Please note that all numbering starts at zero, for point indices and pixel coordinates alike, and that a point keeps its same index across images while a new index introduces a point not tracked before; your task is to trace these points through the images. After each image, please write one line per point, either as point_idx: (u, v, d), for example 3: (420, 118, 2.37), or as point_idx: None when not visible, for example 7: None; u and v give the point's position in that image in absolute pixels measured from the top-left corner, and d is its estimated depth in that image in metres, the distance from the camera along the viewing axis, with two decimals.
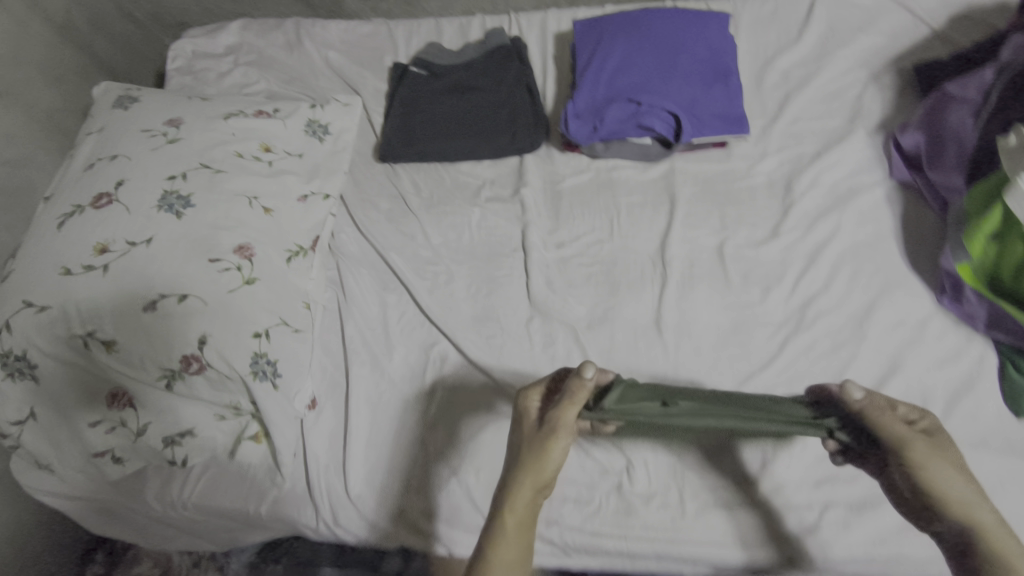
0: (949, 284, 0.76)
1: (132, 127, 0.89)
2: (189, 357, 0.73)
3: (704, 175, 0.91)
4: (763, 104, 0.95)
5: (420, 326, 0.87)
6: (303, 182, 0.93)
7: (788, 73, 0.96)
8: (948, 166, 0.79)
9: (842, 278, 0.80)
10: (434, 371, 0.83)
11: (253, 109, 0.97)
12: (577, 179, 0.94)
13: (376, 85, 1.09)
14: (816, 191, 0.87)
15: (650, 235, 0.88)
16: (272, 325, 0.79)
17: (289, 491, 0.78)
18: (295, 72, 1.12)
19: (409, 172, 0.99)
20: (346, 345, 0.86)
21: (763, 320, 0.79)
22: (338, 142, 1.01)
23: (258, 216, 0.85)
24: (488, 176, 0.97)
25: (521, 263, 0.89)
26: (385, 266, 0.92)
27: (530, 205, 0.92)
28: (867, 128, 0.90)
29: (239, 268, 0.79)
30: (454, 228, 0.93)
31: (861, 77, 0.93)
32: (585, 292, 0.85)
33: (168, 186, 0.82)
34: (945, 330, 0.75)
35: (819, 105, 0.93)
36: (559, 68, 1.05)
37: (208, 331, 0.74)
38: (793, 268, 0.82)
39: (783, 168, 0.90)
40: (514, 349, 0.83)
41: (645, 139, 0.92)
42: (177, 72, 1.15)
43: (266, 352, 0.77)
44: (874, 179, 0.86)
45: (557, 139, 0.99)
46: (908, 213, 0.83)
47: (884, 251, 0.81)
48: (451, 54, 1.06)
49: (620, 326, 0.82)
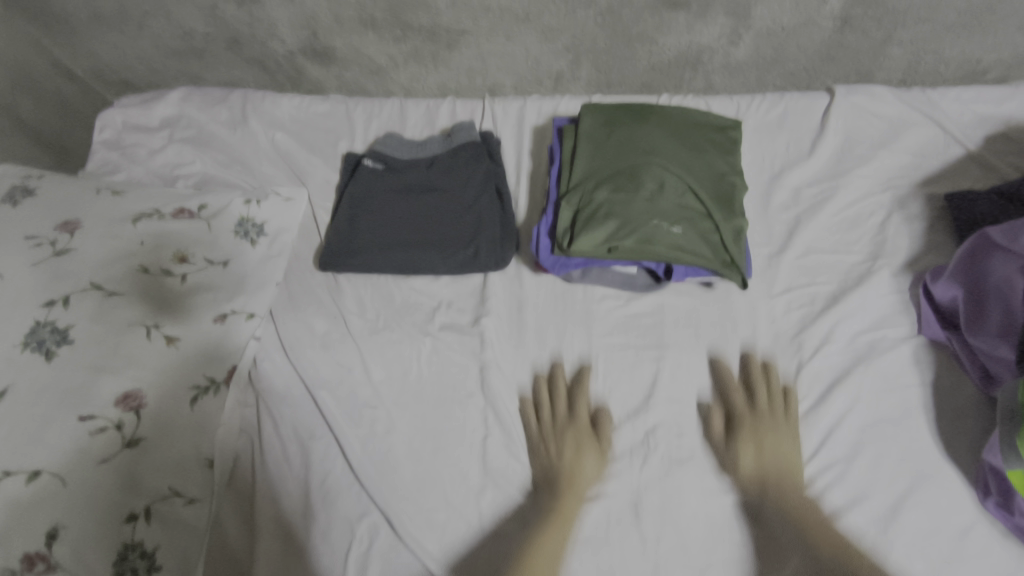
0: (995, 486, 0.61)
1: (14, 234, 0.74)
2: (32, 556, 0.56)
3: (698, 313, 0.76)
4: (769, 230, 0.81)
5: (349, 488, 0.71)
6: (222, 299, 0.78)
7: (798, 192, 0.83)
8: (992, 333, 0.65)
9: (861, 462, 0.66)
10: (360, 555, 0.67)
11: (173, 207, 0.83)
12: (548, 309, 0.79)
13: (326, 175, 0.95)
14: (832, 348, 0.72)
15: (632, 388, 0.73)
16: (156, 499, 0.62)
17: None
18: (237, 153, 0.98)
19: (354, 285, 0.85)
20: (254, 519, 0.69)
21: (765, 513, 0.64)
22: (274, 245, 0.86)
23: (157, 351, 0.70)
24: (446, 297, 0.83)
25: (478, 413, 0.74)
26: (312, 405, 0.76)
27: (490, 339, 0.77)
28: (890, 268, 0.76)
29: (119, 425, 0.64)
30: (400, 360, 0.78)
31: (883, 205, 0.80)
32: (551, 459, 0.69)
33: (42, 314, 0.67)
34: (988, 545, 0.61)
35: (834, 234, 0.79)
36: (535, 167, 0.91)
37: (61, 520, 0.58)
38: (802, 447, 0.67)
39: (793, 315, 0.75)
40: (460, 530, 0.67)
41: (631, 267, 0.77)
42: (102, 145, 1.01)
43: (142, 539, 0.60)
44: (899, 333, 0.72)
45: (527, 255, 0.85)
46: (940, 381, 0.69)
47: (913, 427, 0.67)
48: (412, 147, 0.92)
49: (590, 509, 0.67)
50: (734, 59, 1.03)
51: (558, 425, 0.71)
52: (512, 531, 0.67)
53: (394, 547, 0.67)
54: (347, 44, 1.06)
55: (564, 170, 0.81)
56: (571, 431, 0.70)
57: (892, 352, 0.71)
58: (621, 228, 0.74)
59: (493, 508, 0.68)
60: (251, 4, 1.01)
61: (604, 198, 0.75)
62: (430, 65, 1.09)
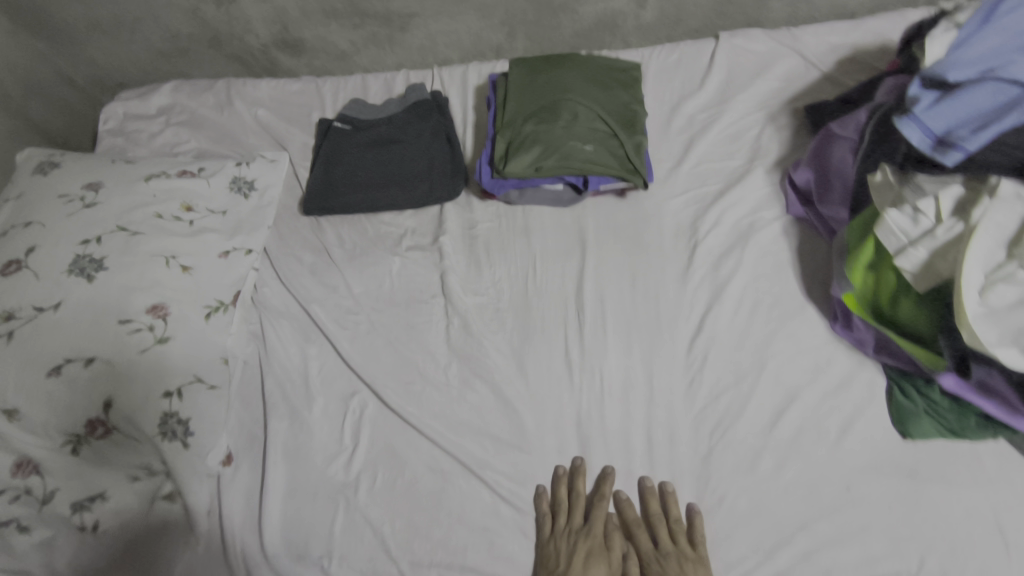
0: (840, 311, 0.79)
1: (48, 194, 0.90)
2: (94, 421, 0.74)
3: (615, 218, 0.94)
4: (670, 147, 0.99)
5: (341, 375, 0.87)
6: (224, 239, 0.94)
7: (692, 117, 1.01)
8: (835, 201, 0.83)
9: (743, 310, 0.83)
10: (354, 421, 0.83)
11: (177, 170, 0.99)
12: (494, 225, 0.97)
13: (304, 141, 1.12)
14: (720, 230, 0.89)
15: (564, 278, 0.89)
16: (185, 383, 0.79)
17: (203, 551, 0.77)
18: (225, 130, 1.15)
19: (333, 224, 1.01)
20: (266, 399, 0.86)
21: (670, 355, 0.81)
22: (263, 198, 1.02)
23: (175, 276, 0.86)
24: (410, 226, 1.00)
25: (441, 308, 0.90)
26: (306, 317, 0.93)
27: (448, 252, 0.94)
28: (766, 166, 0.94)
29: (151, 328, 0.80)
30: (376, 277, 0.95)
31: (758, 120, 0.99)
32: (501, 336, 0.86)
33: (80, 249, 0.82)
34: (836, 358, 0.79)
35: (721, 147, 0.98)
36: (478, 119, 1.09)
37: (112, 394, 0.74)
38: (698, 305, 0.84)
39: (689, 208, 0.93)
40: (432, 397, 0.83)
41: (557, 185, 0.94)
42: (108, 133, 1.17)
43: (177, 411, 0.77)
44: (773, 215, 0.90)
45: (475, 187, 1.02)
46: (803, 246, 0.87)
47: (784, 281, 0.85)
48: (374, 110, 1.10)
49: (530, 368, 0.82)
50: (643, 21, 1.20)
51: (573, 533, 0.71)
52: (474, 391, 0.82)
53: (381, 413, 0.84)
54: (313, 34, 1.23)
55: (499, 112, 0.99)
56: (585, 542, 0.70)
57: (767, 228, 0.88)
58: (545, 151, 0.91)
59: (457, 376, 0.84)
60: (228, 5, 1.17)
61: (531, 130, 0.93)
62: (387, 48, 1.27)
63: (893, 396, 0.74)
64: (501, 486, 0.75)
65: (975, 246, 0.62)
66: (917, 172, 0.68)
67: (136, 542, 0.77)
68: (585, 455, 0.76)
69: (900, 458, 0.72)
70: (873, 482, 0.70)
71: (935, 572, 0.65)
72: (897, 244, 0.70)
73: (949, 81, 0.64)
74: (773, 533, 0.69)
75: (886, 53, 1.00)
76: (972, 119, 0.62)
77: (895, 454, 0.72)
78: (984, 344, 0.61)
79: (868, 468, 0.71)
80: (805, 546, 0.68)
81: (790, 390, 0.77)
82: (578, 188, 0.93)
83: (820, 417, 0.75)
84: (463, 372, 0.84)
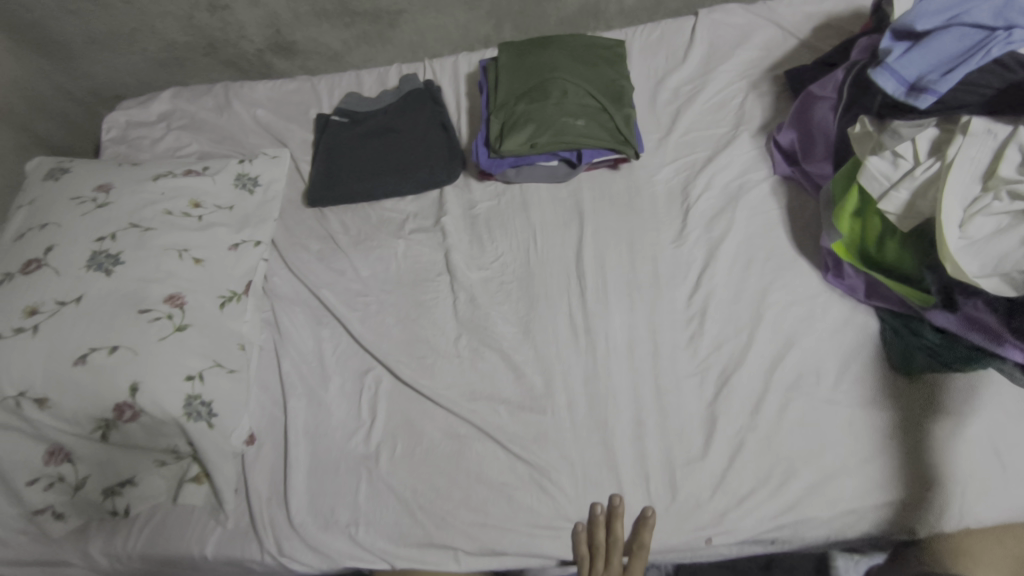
0: (831, 261, 0.83)
1: (62, 197, 0.93)
2: (122, 405, 0.76)
3: (609, 189, 0.97)
4: (658, 120, 1.03)
5: (355, 354, 0.90)
6: (233, 232, 0.96)
7: (677, 90, 1.05)
8: (819, 158, 0.87)
9: (738, 267, 0.87)
10: (370, 396, 0.86)
11: (183, 169, 1.01)
12: (493, 204, 1.00)
13: (303, 137, 1.16)
14: (711, 193, 0.93)
15: (565, 248, 0.93)
16: (205, 367, 0.82)
17: (233, 528, 0.80)
18: (225, 131, 1.18)
19: (338, 213, 1.05)
20: (284, 381, 0.89)
21: (670, 313, 0.85)
22: (267, 193, 1.05)
23: (188, 267, 0.88)
24: (412, 210, 1.03)
25: (447, 285, 0.94)
26: (317, 302, 0.96)
27: (451, 231, 0.97)
28: (751, 131, 0.98)
29: (170, 316, 0.82)
30: (382, 260, 0.98)
31: (740, 89, 1.03)
32: (507, 307, 0.90)
33: (97, 246, 0.85)
34: (831, 304, 0.82)
35: (707, 116, 1.01)
36: (471, 106, 1.13)
37: (139, 378, 0.77)
38: (695, 265, 0.88)
39: (680, 176, 0.97)
40: (444, 368, 0.86)
41: (552, 161, 0.98)
42: (111, 141, 1.20)
43: (200, 393, 0.80)
44: (761, 176, 0.94)
45: (473, 169, 1.05)
46: (792, 203, 0.91)
47: (775, 237, 0.88)
48: (370, 103, 1.13)
49: (539, 335, 0.86)
50: (626, 5, 1.23)
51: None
52: (484, 359, 0.86)
53: (396, 387, 0.86)
54: (305, 35, 1.27)
55: (492, 95, 1.02)
56: None
57: (756, 189, 0.92)
58: (539, 129, 0.95)
59: (467, 347, 0.87)
60: (222, 11, 1.20)
61: (525, 109, 0.96)
62: (378, 45, 1.30)
63: (886, 335, 0.78)
64: (517, 446, 0.78)
65: (953, 181, 0.65)
66: (893, 119, 0.70)
67: (168, 522, 0.81)
68: (596, 411, 0.79)
69: (895, 393, 0.75)
70: (870, 417, 0.74)
71: (935, 495, 0.69)
72: (880, 189, 0.73)
73: (919, 31, 0.67)
74: (779, 470, 0.73)
75: (859, 18, 1.04)
76: (943, 63, 0.65)
77: (890, 390, 0.75)
78: (968, 275, 0.64)
79: (865, 403, 0.75)
80: (810, 480, 0.72)
81: (788, 336, 0.81)
82: (572, 162, 0.97)
83: (819, 359, 0.79)
84: (472, 343, 0.87)
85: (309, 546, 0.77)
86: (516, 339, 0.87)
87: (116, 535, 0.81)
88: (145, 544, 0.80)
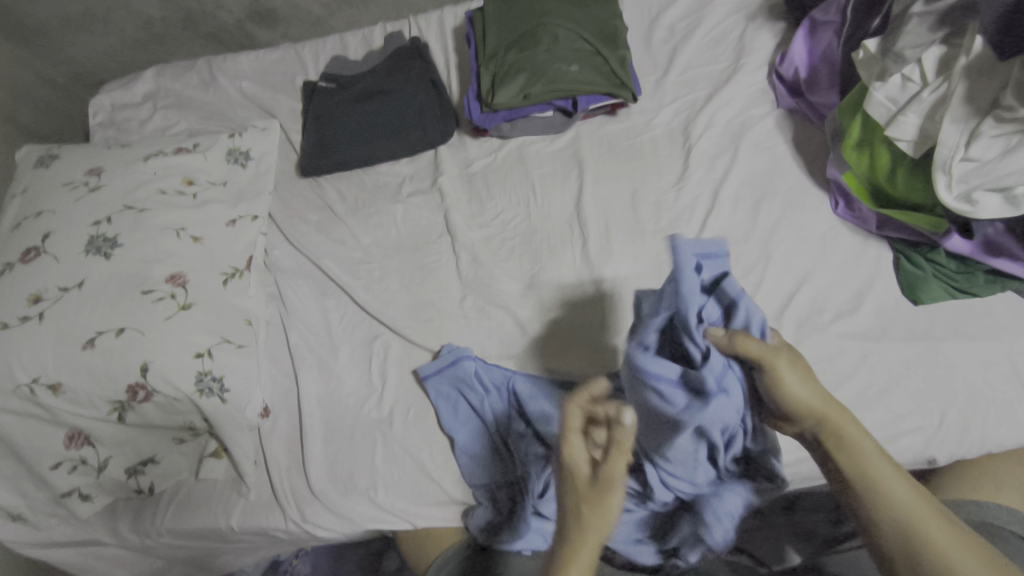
0: (840, 194, 0.82)
1: (54, 183, 0.91)
2: (134, 386, 0.76)
3: (608, 136, 0.95)
4: (655, 60, 1.00)
5: (362, 322, 0.90)
6: (229, 208, 0.94)
7: (673, 27, 1.01)
8: (824, 87, 0.85)
9: (744, 208, 0.85)
10: (379, 361, 0.86)
11: (172, 147, 0.99)
12: (490, 160, 0.98)
13: (292, 107, 1.13)
14: (713, 131, 0.91)
15: (564, 200, 0.91)
16: (214, 343, 0.81)
17: (256, 499, 0.82)
18: (213, 107, 1.16)
19: (332, 181, 1.03)
20: (293, 352, 0.89)
21: (672, 256, 0.84)
22: (260, 166, 1.02)
23: (187, 245, 0.87)
24: (407, 173, 1.01)
25: (449, 247, 0.93)
26: (320, 273, 0.95)
27: (449, 192, 0.96)
28: (753, 65, 0.95)
29: (172, 296, 0.82)
30: (381, 226, 0.97)
31: (739, 21, 0.99)
32: (512, 264, 0.89)
33: (93, 230, 0.84)
34: (845, 238, 0.81)
35: (705, 52, 0.98)
36: (460, 61, 1.10)
37: (148, 358, 0.76)
38: (700, 208, 0.86)
39: (680, 117, 0.94)
40: (452, 328, 0.86)
41: (548, 112, 0.95)
42: (99, 126, 1.17)
43: (211, 369, 0.79)
44: (764, 110, 0.92)
45: (467, 127, 1.03)
46: (798, 135, 0.89)
47: (782, 174, 0.87)
48: (357, 65, 1.11)
49: (547, 288, 0.85)
50: None
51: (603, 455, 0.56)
52: (491, 318, 0.85)
53: (405, 351, 0.86)
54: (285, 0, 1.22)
55: (479, 47, 0.99)
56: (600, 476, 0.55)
57: (759, 124, 0.90)
58: (532, 78, 0.92)
59: (473, 307, 0.87)
60: None
61: (515, 59, 0.93)
62: (360, 5, 1.26)
63: (901, 265, 0.77)
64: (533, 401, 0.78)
65: (952, 109, 0.64)
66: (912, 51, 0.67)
67: (191, 497, 0.83)
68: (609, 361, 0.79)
69: (910, 320, 0.75)
70: (889, 347, 0.73)
71: (955, 422, 0.69)
72: (887, 115, 0.71)
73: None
74: None
75: None
76: None
77: (906, 318, 0.75)
78: (942, 194, 0.66)
79: (880, 334, 0.75)
80: None
81: (801, 275, 0.79)
82: (569, 111, 0.94)
83: (831, 295, 0.78)
84: (478, 303, 0.87)
85: (331, 512, 0.78)
86: (522, 295, 0.86)
87: (145, 511, 0.83)
88: (171, 519, 0.82)
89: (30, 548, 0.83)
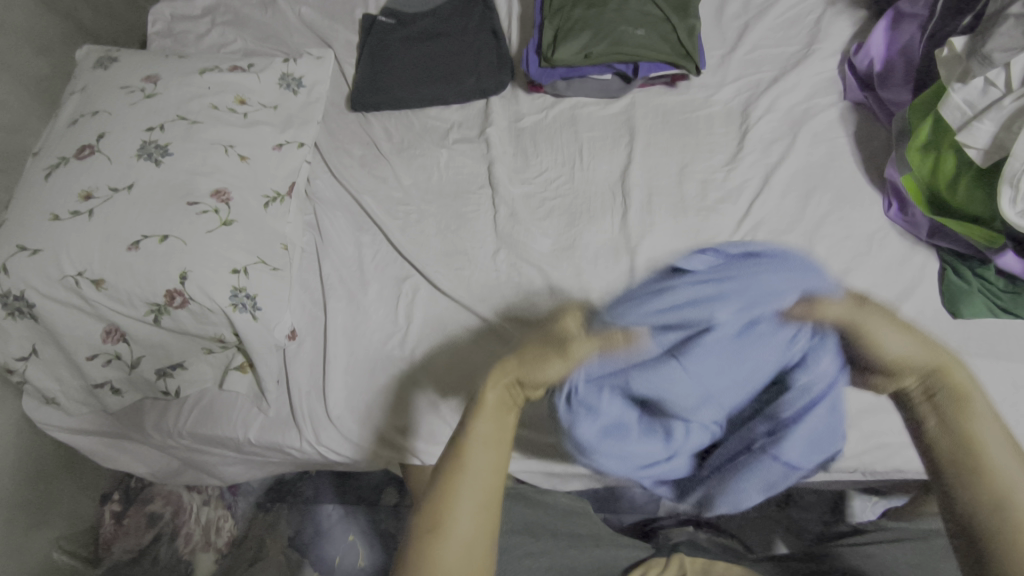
0: (895, 196, 0.81)
1: (111, 85, 0.92)
2: (172, 292, 0.78)
3: (663, 107, 0.94)
4: (723, 36, 0.98)
5: (394, 262, 0.91)
6: (278, 132, 0.94)
7: (748, 2, 0.99)
8: (896, 83, 0.84)
9: (793, 201, 0.85)
10: (406, 301, 0.88)
11: (228, 64, 0.98)
12: (541, 117, 0.97)
13: (348, 38, 1.12)
14: (773, 116, 0.90)
15: (610, 167, 0.91)
16: (250, 263, 0.82)
17: (275, 416, 0.85)
18: (270, 29, 1.15)
19: (380, 119, 1.02)
20: (324, 281, 0.90)
21: (713, 235, 0.84)
22: (311, 94, 1.02)
23: (234, 162, 0.88)
24: (456, 120, 1.01)
25: (489, 199, 0.93)
26: (358, 208, 0.96)
27: (495, 143, 0.95)
28: (824, 53, 0.93)
29: (216, 210, 0.82)
30: (424, 169, 0.97)
31: (819, 5, 0.97)
32: (551, 223, 0.89)
33: (146, 136, 0.86)
34: (892, 242, 0.80)
35: (777, 33, 0.96)
36: (523, 11, 1.08)
37: (187, 267, 0.78)
38: (747, 193, 0.86)
39: (740, 96, 0.93)
40: (481, 279, 0.87)
41: (606, 75, 0.95)
42: (157, 35, 1.17)
43: (245, 286, 0.81)
44: (829, 101, 0.90)
45: (522, 80, 1.02)
46: (860, 130, 0.88)
47: (837, 168, 0.86)
48: (419, 3, 1.10)
49: (581, 252, 0.85)
50: None
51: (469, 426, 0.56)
52: (521, 274, 0.86)
53: (431, 294, 0.87)
54: None
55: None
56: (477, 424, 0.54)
57: (822, 115, 0.89)
58: (595, 38, 0.91)
59: (505, 261, 0.87)
60: None
61: (582, 15, 0.93)
62: None
63: (946, 275, 0.77)
64: None
65: None
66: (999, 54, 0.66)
67: (210, 407, 0.88)
68: None
69: (945, 334, 0.75)
70: None
71: None
72: (961, 119, 0.70)
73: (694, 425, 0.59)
74: None
75: None
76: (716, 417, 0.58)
77: (942, 331, 0.75)
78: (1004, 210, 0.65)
79: None
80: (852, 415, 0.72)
81: (839, 272, 0.79)
82: (627, 76, 0.93)
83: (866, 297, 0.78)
84: (510, 258, 0.87)
85: (345, 438, 0.82)
86: (557, 255, 0.86)
87: (170, 412, 0.88)
88: (194, 423, 0.87)
89: (59, 432, 0.90)
